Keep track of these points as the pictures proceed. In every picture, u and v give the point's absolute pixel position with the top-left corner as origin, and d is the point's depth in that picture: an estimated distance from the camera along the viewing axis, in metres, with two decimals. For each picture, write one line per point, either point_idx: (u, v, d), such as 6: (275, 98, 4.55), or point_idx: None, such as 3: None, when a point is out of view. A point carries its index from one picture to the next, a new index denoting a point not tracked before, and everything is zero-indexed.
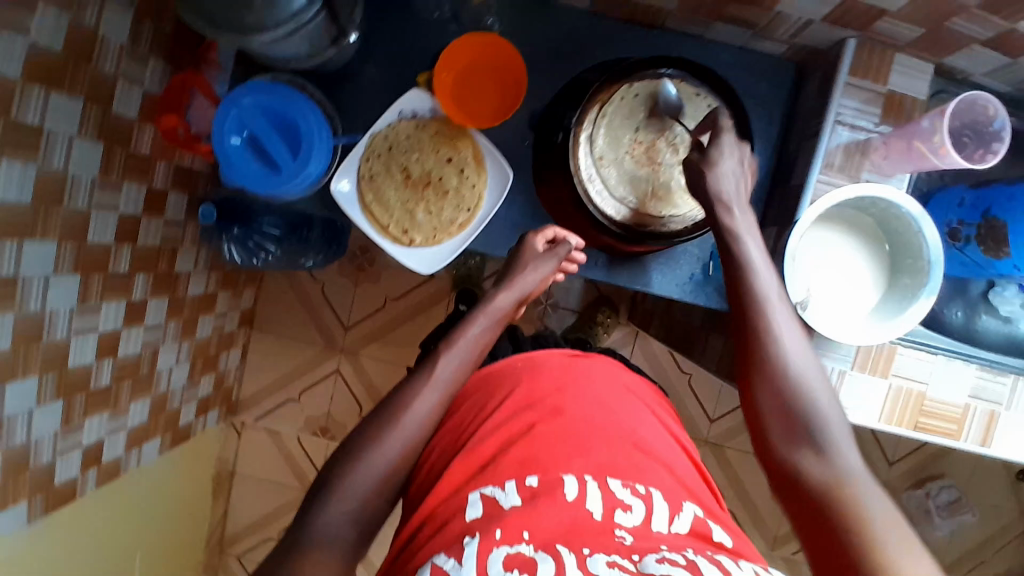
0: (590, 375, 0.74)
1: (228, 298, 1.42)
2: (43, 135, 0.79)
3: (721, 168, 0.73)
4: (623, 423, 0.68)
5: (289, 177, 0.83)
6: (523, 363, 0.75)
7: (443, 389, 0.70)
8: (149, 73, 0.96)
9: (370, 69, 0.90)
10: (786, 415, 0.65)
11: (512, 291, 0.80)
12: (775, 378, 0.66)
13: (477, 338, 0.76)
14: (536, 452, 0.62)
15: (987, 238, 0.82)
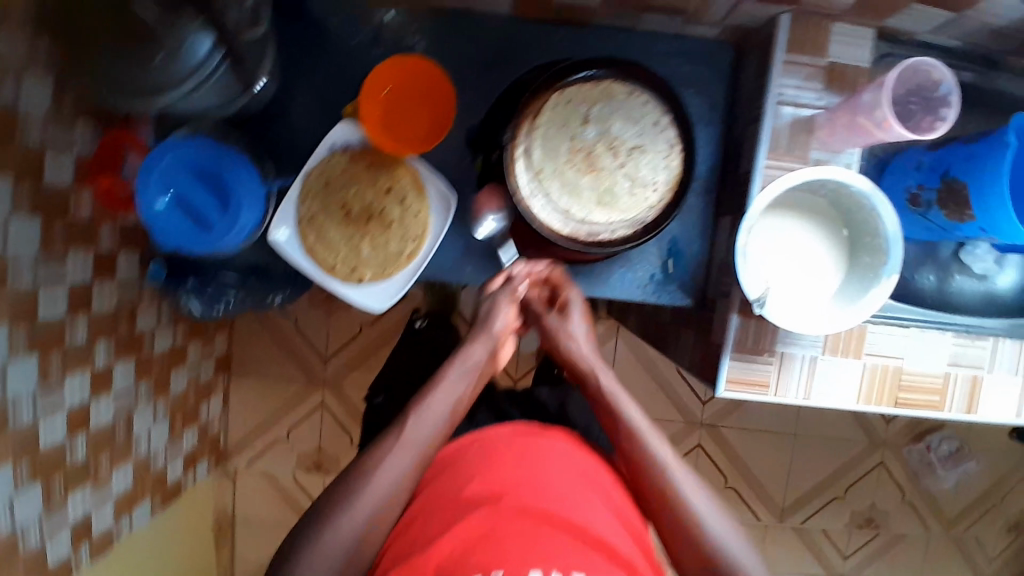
0: (541, 465, 0.70)
1: (199, 348, 1.39)
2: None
3: (575, 333, 0.84)
4: (580, 514, 0.65)
5: (222, 233, 0.80)
6: (478, 451, 0.72)
7: (417, 449, 0.70)
8: (78, 134, 0.91)
9: (296, 106, 0.86)
10: (705, 557, 0.67)
11: (482, 342, 0.81)
12: (688, 523, 0.68)
13: (454, 390, 0.76)
14: (497, 552, 0.59)
15: (948, 202, 0.79)
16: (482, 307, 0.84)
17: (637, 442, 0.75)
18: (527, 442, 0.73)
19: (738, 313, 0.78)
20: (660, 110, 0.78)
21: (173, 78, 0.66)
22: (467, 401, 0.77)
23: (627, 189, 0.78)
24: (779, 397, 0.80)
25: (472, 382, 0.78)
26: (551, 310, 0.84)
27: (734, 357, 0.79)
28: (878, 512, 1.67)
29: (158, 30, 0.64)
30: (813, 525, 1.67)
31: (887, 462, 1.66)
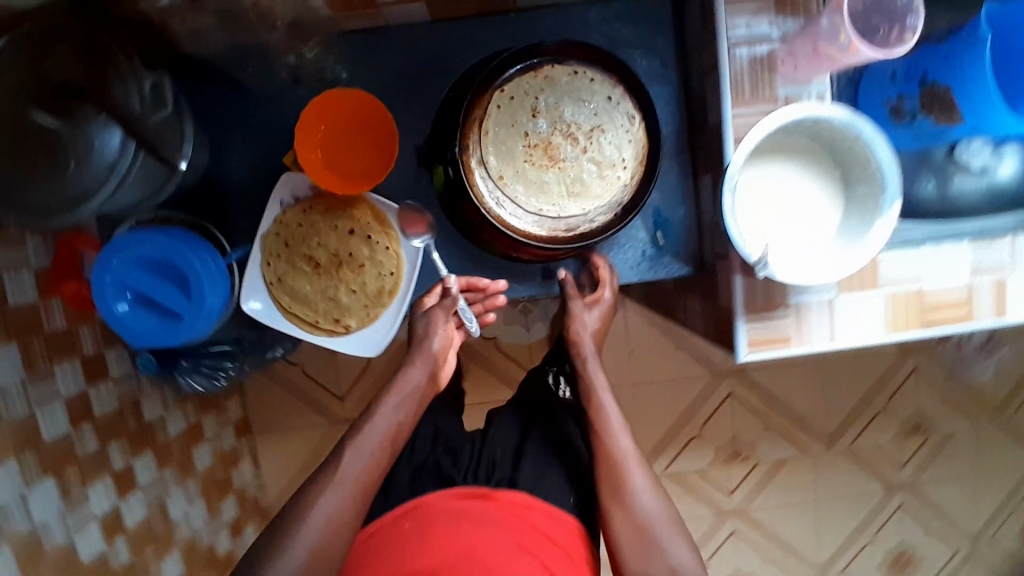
0: (482, 535, 0.70)
1: (214, 420, 1.36)
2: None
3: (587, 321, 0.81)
4: None
5: (194, 319, 0.77)
6: (410, 524, 0.72)
7: (352, 483, 0.69)
8: (31, 247, 0.87)
9: (235, 169, 0.82)
10: (640, 537, 0.71)
11: (417, 364, 0.79)
12: (630, 506, 0.72)
13: (386, 426, 0.74)
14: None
15: (933, 107, 0.74)
16: (416, 322, 0.82)
17: (609, 439, 0.76)
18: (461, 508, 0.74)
19: (742, 274, 0.73)
20: (609, 83, 0.72)
21: (91, 182, 0.63)
22: (407, 425, 0.76)
23: (595, 174, 0.74)
24: (803, 348, 0.76)
25: (408, 408, 0.76)
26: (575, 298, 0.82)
27: (749, 318, 0.74)
28: (923, 416, 1.66)
29: (63, 135, 0.62)
30: (862, 444, 1.66)
31: (922, 366, 1.65)
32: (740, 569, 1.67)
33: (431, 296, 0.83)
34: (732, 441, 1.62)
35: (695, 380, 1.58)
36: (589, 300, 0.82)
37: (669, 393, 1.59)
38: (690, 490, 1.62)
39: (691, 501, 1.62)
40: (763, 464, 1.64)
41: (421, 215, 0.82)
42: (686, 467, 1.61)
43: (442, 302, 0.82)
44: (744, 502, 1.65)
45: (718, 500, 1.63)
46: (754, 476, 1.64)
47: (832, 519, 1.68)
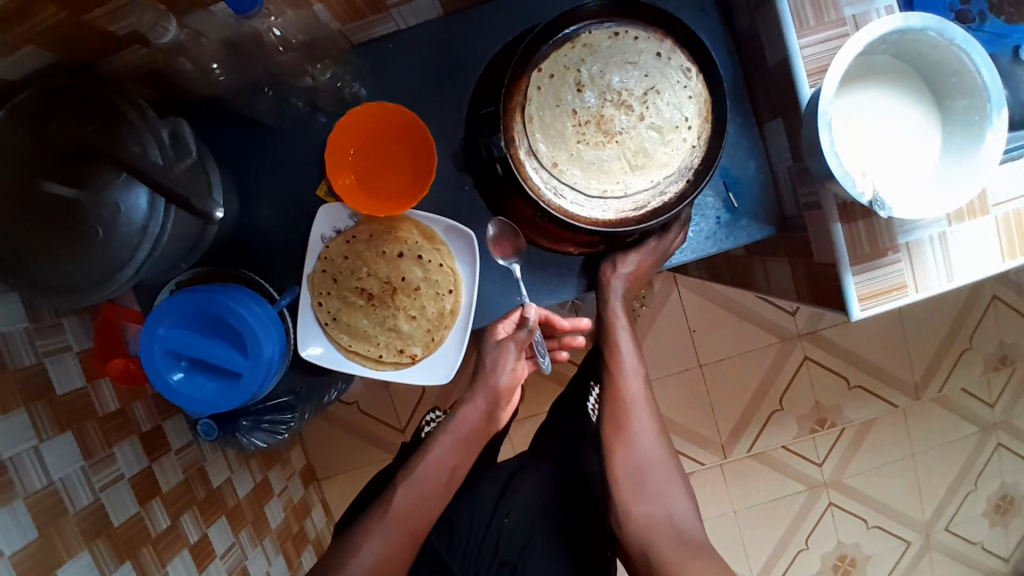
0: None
1: (280, 472, 1.32)
2: (7, 468, 0.71)
3: (624, 264, 0.74)
4: None
5: (252, 377, 0.71)
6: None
7: (400, 517, 0.70)
8: (69, 328, 0.84)
9: (267, 212, 0.76)
10: (636, 476, 0.74)
11: (479, 401, 0.77)
12: (631, 443, 0.75)
13: (440, 461, 0.74)
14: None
15: (1004, 6, 0.70)
16: (484, 353, 0.78)
17: (622, 383, 0.77)
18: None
19: (841, 221, 0.65)
20: (656, 39, 0.65)
21: (120, 252, 0.58)
22: (462, 468, 0.75)
23: (657, 140, 0.66)
24: (921, 293, 0.68)
25: (466, 445, 0.75)
26: (612, 262, 0.75)
27: (855, 272, 0.66)
28: (1008, 347, 1.55)
29: (84, 204, 0.57)
30: (950, 388, 1.55)
31: (1000, 294, 1.54)
32: (843, 541, 1.56)
33: (505, 324, 0.77)
34: (814, 408, 1.52)
35: (765, 350, 1.49)
36: (628, 244, 0.75)
37: (739, 368, 1.50)
38: (778, 468, 1.52)
39: (781, 479, 1.52)
40: (850, 426, 1.54)
41: (513, 241, 0.75)
42: (770, 443, 1.51)
43: (515, 333, 0.77)
44: (836, 470, 1.54)
45: (809, 473, 1.53)
46: (842, 440, 1.54)
47: (930, 472, 1.57)
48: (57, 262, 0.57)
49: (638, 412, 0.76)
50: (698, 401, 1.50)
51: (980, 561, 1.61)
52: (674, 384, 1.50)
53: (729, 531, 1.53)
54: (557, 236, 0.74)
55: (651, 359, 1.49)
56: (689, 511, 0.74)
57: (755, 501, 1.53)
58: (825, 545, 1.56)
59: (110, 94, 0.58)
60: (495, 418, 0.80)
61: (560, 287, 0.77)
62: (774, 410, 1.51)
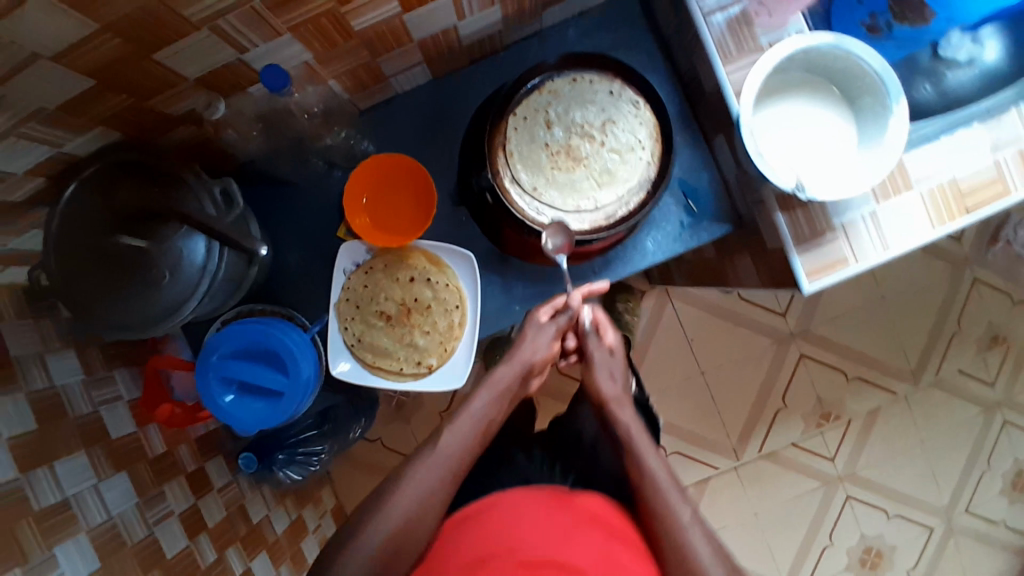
0: (564, 517, 0.67)
1: (313, 510, 1.38)
2: (71, 505, 0.79)
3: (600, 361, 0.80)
4: None
5: (293, 395, 0.81)
6: (501, 517, 0.66)
7: (444, 463, 0.69)
8: (121, 381, 0.96)
9: (297, 255, 0.89)
10: None
11: (513, 364, 0.77)
12: None
13: (481, 412, 0.74)
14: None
15: (905, 13, 0.84)
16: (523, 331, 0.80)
17: (670, 511, 0.68)
18: (549, 513, 0.67)
19: (782, 211, 0.77)
20: (606, 80, 0.79)
21: (183, 290, 0.71)
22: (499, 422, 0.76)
23: (617, 161, 0.79)
24: (862, 264, 0.79)
25: (501, 405, 0.77)
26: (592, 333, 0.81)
27: (801, 252, 0.78)
28: (999, 326, 1.61)
29: (152, 253, 0.70)
30: (948, 371, 1.61)
31: (981, 276, 1.60)
32: (866, 535, 1.59)
33: (547, 308, 0.81)
34: (818, 404, 1.59)
35: (762, 353, 1.58)
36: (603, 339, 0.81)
37: (739, 373, 1.58)
38: (790, 466, 1.58)
39: (794, 477, 1.57)
40: (855, 420, 1.60)
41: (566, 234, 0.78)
42: (780, 442, 1.57)
43: (556, 318, 0.80)
44: (848, 464, 1.59)
45: (822, 469, 1.58)
46: (849, 434, 1.60)
47: (942, 457, 1.61)
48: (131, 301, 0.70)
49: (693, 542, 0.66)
50: (704, 408, 1.58)
51: (1005, 541, 1.63)
52: (679, 394, 1.58)
53: (753, 533, 1.57)
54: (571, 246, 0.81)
55: (653, 372, 1.57)
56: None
57: (773, 502, 1.57)
58: (849, 541, 1.59)
59: (170, 168, 0.72)
60: (528, 386, 0.81)
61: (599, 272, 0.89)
62: (779, 411, 1.58)
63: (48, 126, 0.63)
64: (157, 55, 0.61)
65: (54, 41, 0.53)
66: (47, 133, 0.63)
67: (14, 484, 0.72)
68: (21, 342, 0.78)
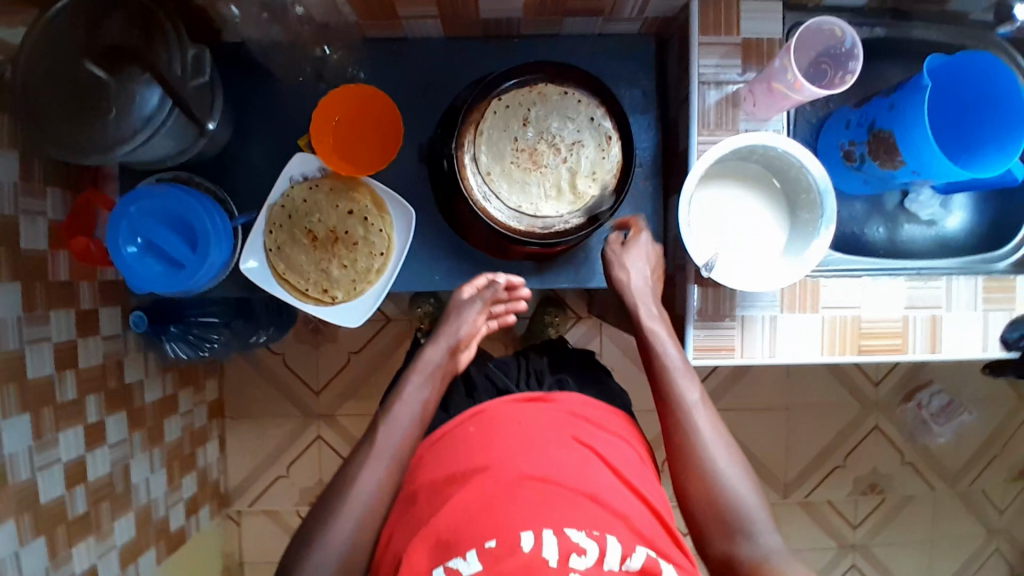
0: (541, 416, 0.77)
1: (190, 395, 1.40)
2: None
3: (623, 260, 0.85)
4: (572, 483, 0.68)
5: (194, 271, 0.82)
6: (479, 429, 0.76)
7: (390, 454, 0.74)
8: (50, 200, 0.99)
9: (254, 146, 0.90)
10: (718, 512, 0.70)
11: (439, 342, 0.85)
12: (703, 463, 0.73)
13: (415, 396, 0.80)
14: (494, 518, 0.64)
15: (879, 152, 0.85)
16: (449, 310, 0.89)
17: (678, 390, 0.77)
18: (522, 411, 0.78)
19: (697, 283, 0.81)
20: (592, 105, 0.83)
21: (123, 130, 0.71)
22: (435, 403, 0.81)
23: (572, 181, 0.83)
24: (746, 358, 0.83)
25: (434, 385, 0.82)
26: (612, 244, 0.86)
27: (698, 325, 0.82)
28: (880, 476, 1.61)
29: (110, 87, 0.71)
30: (817, 497, 1.60)
31: (883, 426, 1.60)
32: None
33: (470, 286, 0.89)
34: None
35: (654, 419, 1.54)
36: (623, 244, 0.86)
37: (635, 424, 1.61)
38: None
39: None
40: None
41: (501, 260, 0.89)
42: None
43: (480, 290, 0.89)
44: None
45: None
46: None
47: None
48: (73, 126, 0.71)
49: (698, 420, 0.75)
50: None
51: None
52: None
53: None
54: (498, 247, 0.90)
55: None
56: (768, 520, 0.70)
57: None
58: None
59: (159, 11, 0.72)
60: (458, 359, 0.87)
61: (573, 270, 0.95)
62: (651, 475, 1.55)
63: None
64: None
65: None
66: None
67: None
68: None
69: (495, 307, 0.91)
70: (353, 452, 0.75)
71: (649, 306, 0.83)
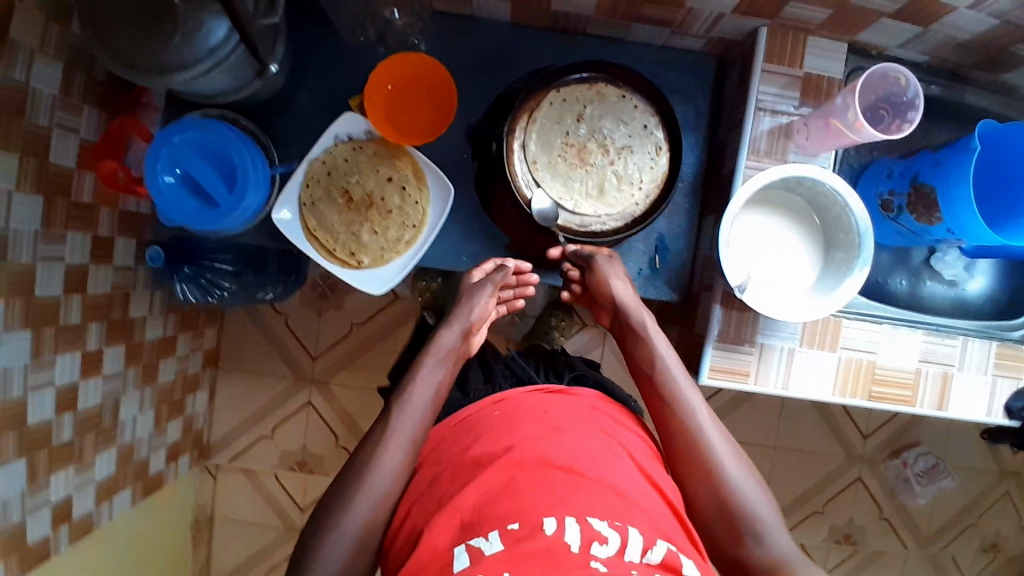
0: (565, 405, 0.76)
1: (188, 340, 1.39)
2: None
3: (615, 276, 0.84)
4: (596, 472, 0.66)
5: (227, 211, 0.81)
6: (501, 412, 0.75)
7: (407, 438, 0.74)
8: (85, 119, 0.99)
9: (304, 98, 0.90)
10: (726, 514, 0.70)
11: (454, 326, 0.85)
12: (708, 465, 0.73)
13: (430, 378, 0.80)
14: (516, 500, 0.62)
15: (918, 206, 0.86)
16: (461, 292, 0.89)
17: (676, 394, 0.78)
18: (546, 399, 0.77)
19: (721, 305, 0.82)
20: (648, 113, 0.84)
21: (186, 57, 0.71)
22: (448, 386, 0.81)
23: (616, 185, 0.84)
24: (759, 386, 0.84)
25: (448, 368, 0.82)
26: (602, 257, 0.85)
27: (717, 347, 0.83)
28: (855, 527, 1.62)
29: (179, 11, 0.70)
30: (791, 539, 1.61)
31: (865, 478, 1.61)
32: None
33: (480, 269, 0.89)
34: None
35: None
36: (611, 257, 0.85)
37: None
38: None
39: None
40: None
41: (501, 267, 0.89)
42: None
43: (492, 274, 0.89)
44: None
45: None
46: None
47: None
48: (137, 44, 0.71)
49: (700, 423, 0.76)
50: None
51: None
52: None
53: None
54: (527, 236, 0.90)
55: None
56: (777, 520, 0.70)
57: None
58: None
59: None
60: (469, 343, 0.87)
61: None
62: None
63: None
64: None
65: None
66: None
67: None
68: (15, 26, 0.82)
69: (505, 294, 0.92)
70: (368, 435, 0.75)
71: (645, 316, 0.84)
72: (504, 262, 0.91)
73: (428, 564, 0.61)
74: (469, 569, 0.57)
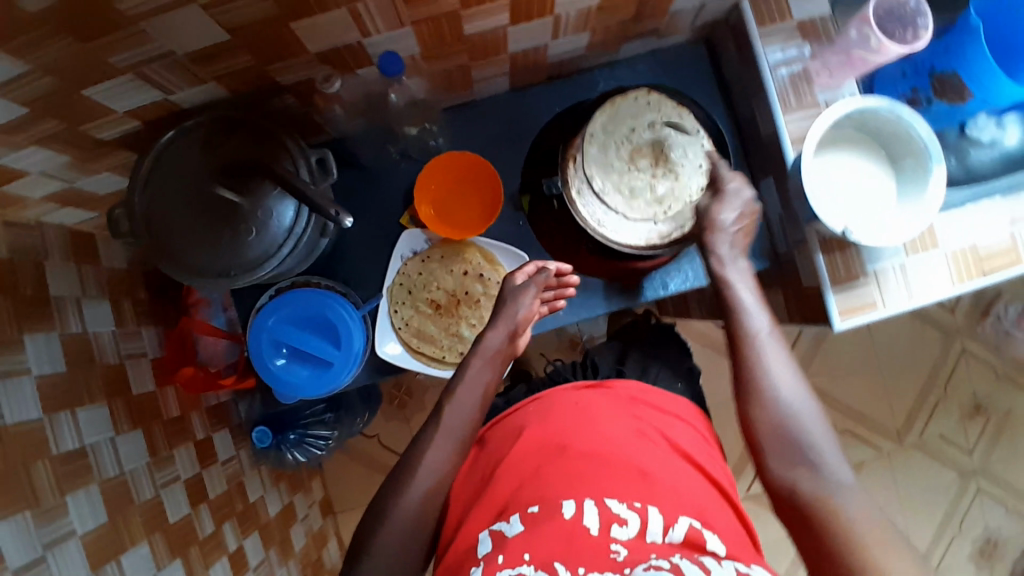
0: (599, 401, 0.77)
1: (303, 499, 1.38)
2: (88, 453, 0.79)
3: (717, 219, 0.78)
4: (624, 450, 0.69)
5: (342, 366, 0.83)
6: (537, 406, 0.78)
7: (455, 433, 0.74)
8: (147, 338, 0.97)
9: (356, 234, 0.93)
10: (784, 444, 0.69)
11: (499, 326, 0.81)
12: (772, 406, 0.71)
13: (478, 381, 0.78)
14: (541, 487, 0.66)
15: (946, 91, 0.89)
16: (502, 297, 0.84)
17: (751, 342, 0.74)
18: (583, 395, 0.78)
19: (822, 252, 0.84)
20: (681, 109, 0.85)
21: (268, 247, 0.73)
22: (495, 387, 0.79)
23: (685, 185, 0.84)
24: (887, 309, 0.86)
25: (494, 368, 0.80)
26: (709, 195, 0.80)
27: (835, 291, 0.85)
28: (982, 398, 1.61)
29: (244, 207, 0.72)
30: (930, 434, 1.60)
31: (969, 348, 1.61)
32: None
33: (522, 273, 0.84)
34: None
35: None
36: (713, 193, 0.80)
37: None
38: None
39: None
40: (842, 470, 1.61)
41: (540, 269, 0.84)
42: None
43: (533, 276, 0.84)
44: None
45: None
46: None
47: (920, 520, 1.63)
48: (215, 253, 0.72)
49: (772, 371, 0.72)
50: None
51: None
52: None
53: None
54: (610, 265, 0.91)
55: None
56: (838, 453, 0.68)
57: None
58: None
59: (274, 124, 0.74)
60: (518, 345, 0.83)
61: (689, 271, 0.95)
62: None
63: (167, 70, 0.63)
64: (294, 25, 0.62)
65: (194, 20, 0.57)
66: (164, 80, 0.65)
67: (35, 424, 0.72)
68: (62, 284, 0.81)
69: (546, 294, 0.86)
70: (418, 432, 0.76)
71: (731, 262, 0.79)
72: (545, 264, 0.86)
73: (463, 547, 0.66)
74: (493, 551, 0.62)
